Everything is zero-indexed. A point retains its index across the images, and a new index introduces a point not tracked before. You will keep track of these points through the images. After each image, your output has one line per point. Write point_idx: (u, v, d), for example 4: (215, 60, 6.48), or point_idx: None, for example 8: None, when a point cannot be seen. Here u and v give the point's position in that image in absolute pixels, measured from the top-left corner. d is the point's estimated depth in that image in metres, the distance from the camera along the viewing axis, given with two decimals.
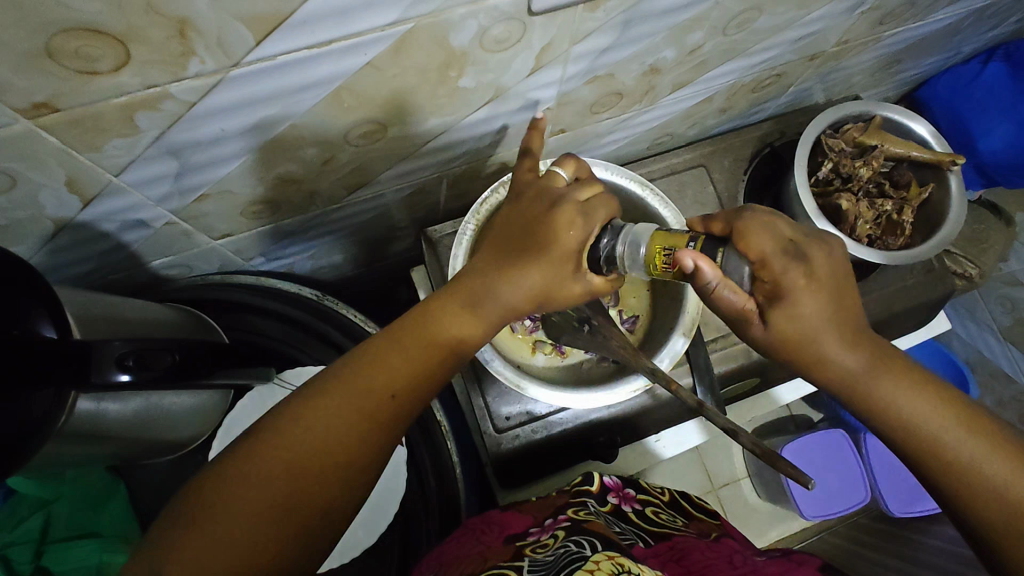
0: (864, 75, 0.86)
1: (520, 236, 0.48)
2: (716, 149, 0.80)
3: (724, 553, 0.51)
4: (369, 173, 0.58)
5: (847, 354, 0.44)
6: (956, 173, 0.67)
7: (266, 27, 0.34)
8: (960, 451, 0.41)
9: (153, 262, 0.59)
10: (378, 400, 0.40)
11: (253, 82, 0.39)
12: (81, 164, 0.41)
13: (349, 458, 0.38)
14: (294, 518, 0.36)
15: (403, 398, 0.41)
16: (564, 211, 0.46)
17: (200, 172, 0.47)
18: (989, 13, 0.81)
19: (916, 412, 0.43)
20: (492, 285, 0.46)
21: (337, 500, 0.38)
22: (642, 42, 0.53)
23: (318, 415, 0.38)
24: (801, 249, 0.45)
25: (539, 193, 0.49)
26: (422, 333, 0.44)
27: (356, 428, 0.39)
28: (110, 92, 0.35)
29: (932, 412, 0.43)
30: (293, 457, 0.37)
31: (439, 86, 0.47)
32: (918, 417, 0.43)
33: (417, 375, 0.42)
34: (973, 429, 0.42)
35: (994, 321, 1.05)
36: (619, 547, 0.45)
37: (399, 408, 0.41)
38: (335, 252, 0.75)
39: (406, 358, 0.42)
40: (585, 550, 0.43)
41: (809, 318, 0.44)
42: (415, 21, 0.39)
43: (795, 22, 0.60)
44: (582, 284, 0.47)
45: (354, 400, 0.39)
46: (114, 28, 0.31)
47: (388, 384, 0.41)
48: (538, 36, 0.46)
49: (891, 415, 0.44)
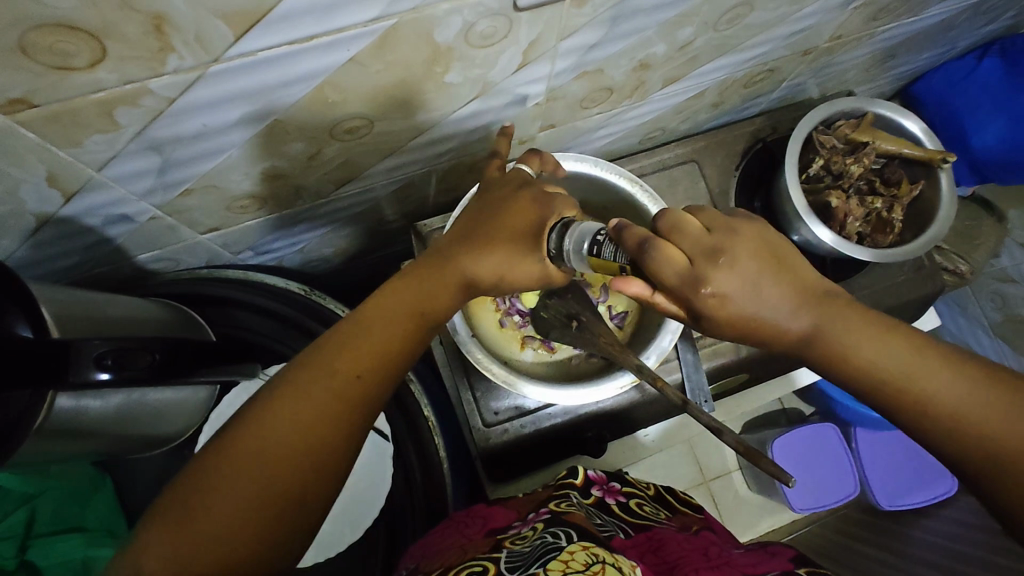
0: (859, 71, 0.85)
1: (485, 223, 0.48)
2: (708, 144, 0.79)
3: (700, 545, 0.52)
4: (357, 168, 0.58)
5: (792, 317, 0.43)
6: (946, 171, 0.66)
7: (244, 24, 0.34)
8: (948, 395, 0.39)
9: (140, 256, 0.58)
10: (342, 382, 0.39)
11: (235, 77, 0.38)
12: (61, 160, 0.41)
13: (314, 446, 0.37)
14: (271, 514, 0.35)
15: (370, 380, 0.40)
16: (521, 198, 0.48)
17: (184, 167, 0.47)
18: (985, 8, 0.80)
19: (877, 359, 0.41)
20: (464, 272, 0.46)
21: (313, 491, 0.37)
22: (631, 38, 0.53)
23: (284, 406, 0.37)
24: (724, 230, 0.44)
25: (507, 182, 0.51)
26: (390, 316, 0.43)
27: (326, 417, 0.38)
28: (88, 87, 0.35)
29: (890, 349, 0.41)
30: (257, 450, 0.36)
31: (426, 81, 0.47)
32: (879, 364, 0.40)
33: (383, 354, 0.41)
34: (933, 358, 0.40)
35: (984, 317, 1.06)
36: (595, 538, 0.45)
37: (367, 393, 0.40)
38: (324, 246, 0.75)
39: (371, 342, 0.41)
40: (561, 541, 0.43)
41: (742, 302, 0.42)
42: (398, 17, 0.38)
43: (788, 17, 0.60)
44: (540, 266, 0.47)
45: (317, 390, 0.38)
46: (88, 24, 0.31)
47: (353, 366, 0.40)
48: (525, 32, 0.45)
49: (854, 372, 0.41)
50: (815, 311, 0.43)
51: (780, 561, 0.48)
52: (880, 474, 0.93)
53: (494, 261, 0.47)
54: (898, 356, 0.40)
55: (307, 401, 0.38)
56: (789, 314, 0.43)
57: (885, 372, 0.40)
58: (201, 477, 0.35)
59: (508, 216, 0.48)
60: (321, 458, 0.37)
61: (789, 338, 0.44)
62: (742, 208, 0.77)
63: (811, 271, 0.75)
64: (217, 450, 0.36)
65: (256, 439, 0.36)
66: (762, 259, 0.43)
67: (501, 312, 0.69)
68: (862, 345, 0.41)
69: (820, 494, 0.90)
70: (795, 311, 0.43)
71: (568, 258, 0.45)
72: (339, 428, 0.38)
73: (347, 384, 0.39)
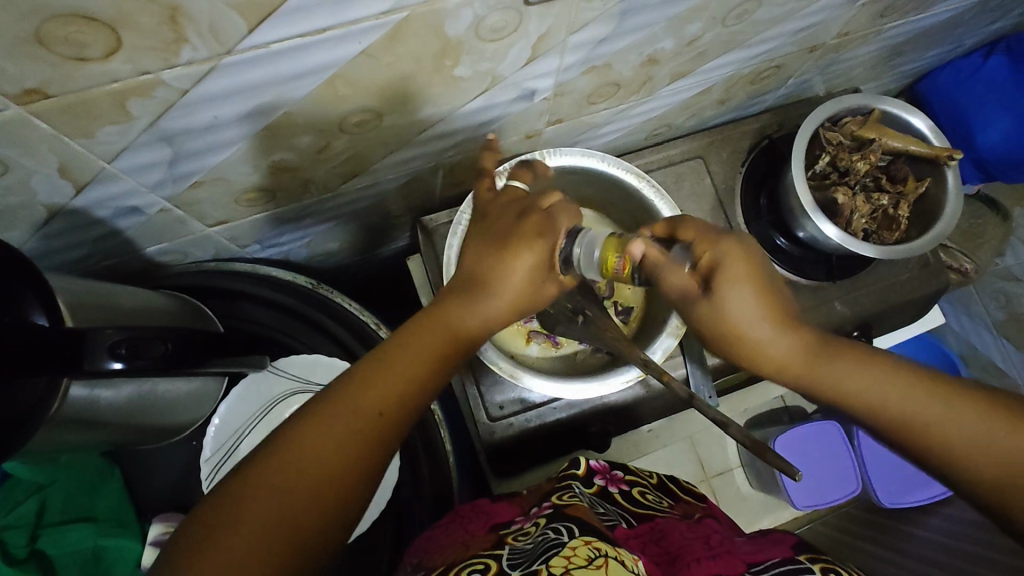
0: (865, 67, 0.85)
1: (507, 232, 0.51)
2: (713, 140, 0.80)
3: (702, 533, 0.52)
4: (365, 162, 0.58)
5: (782, 342, 0.48)
6: (953, 167, 0.66)
7: (259, 16, 0.34)
8: (929, 421, 0.43)
9: (148, 248, 0.59)
10: (368, 415, 0.40)
11: (247, 70, 0.38)
12: (73, 150, 0.41)
13: (342, 471, 0.38)
14: (295, 544, 0.35)
15: (395, 414, 0.41)
16: (532, 218, 0.51)
17: (194, 159, 0.47)
18: (992, 5, 0.80)
19: (861, 387, 0.45)
20: (478, 299, 0.49)
21: (339, 514, 0.37)
22: (640, 33, 0.53)
23: (318, 433, 0.38)
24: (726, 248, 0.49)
25: (510, 202, 0.55)
26: (414, 349, 0.44)
27: (350, 444, 0.38)
28: (102, 78, 0.35)
29: (861, 375, 0.45)
30: (292, 473, 0.36)
31: (435, 75, 0.47)
32: (863, 393, 0.45)
33: (409, 385, 0.43)
34: (917, 391, 0.44)
35: (988, 314, 1.05)
36: (598, 532, 0.45)
37: (391, 424, 0.41)
38: (330, 240, 0.75)
39: (394, 379, 0.42)
40: (562, 536, 0.44)
41: (740, 311, 0.48)
42: (410, 9, 0.38)
43: (796, 13, 0.60)
44: (553, 284, 0.52)
45: (339, 421, 0.39)
46: (104, 14, 0.31)
47: (378, 400, 0.41)
48: (535, 26, 0.45)
49: (844, 398, 0.46)
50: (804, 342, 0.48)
51: (781, 548, 0.48)
52: (886, 468, 0.93)
53: (518, 269, 0.49)
54: (878, 380, 0.45)
55: (331, 430, 0.38)
56: (777, 340, 0.48)
57: (869, 405, 0.45)
58: (234, 501, 0.35)
59: (525, 231, 0.50)
60: (351, 482, 0.38)
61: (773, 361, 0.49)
62: (747, 205, 0.77)
63: (816, 267, 0.75)
64: (244, 476, 0.36)
65: (292, 461, 0.37)
66: (752, 273, 0.48)
67: None
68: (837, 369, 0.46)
69: (822, 491, 0.90)
70: (777, 334, 0.48)
71: (581, 264, 0.51)
72: (365, 457, 0.39)
73: (369, 418, 0.40)
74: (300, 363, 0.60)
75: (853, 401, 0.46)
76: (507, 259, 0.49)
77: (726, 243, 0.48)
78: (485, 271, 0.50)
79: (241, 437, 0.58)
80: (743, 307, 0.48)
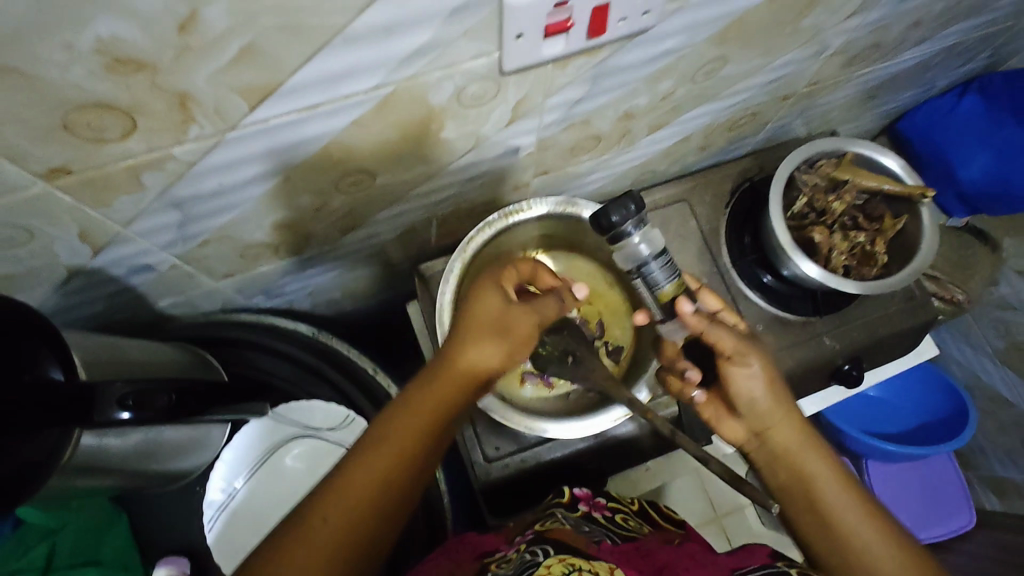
0: (841, 110, 0.89)
1: (492, 283, 0.54)
2: (697, 184, 0.83)
3: (686, 551, 0.53)
4: (361, 216, 0.62)
5: (785, 424, 0.53)
6: (927, 205, 0.69)
7: (258, 96, 0.38)
8: (859, 532, 0.48)
9: (160, 302, 0.62)
10: (368, 491, 0.42)
11: (249, 142, 0.42)
12: (91, 217, 0.45)
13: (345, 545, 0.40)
14: None
15: (394, 488, 0.43)
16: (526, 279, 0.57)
17: (202, 221, 0.51)
18: (958, 51, 0.84)
19: (830, 490, 0.50)
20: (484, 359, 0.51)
21: None
22: (614, 92, 0.57)
23: (329, 508, 0.40)
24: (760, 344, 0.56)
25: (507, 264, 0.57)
26: (415, 420, 0.46)
27: (351, 520, 0.40)
28: (119, 156, 0.39)
29: (837, 483, 0.50)
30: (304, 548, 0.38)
31: (422, 138, 0.51)
32: (827, 493, 0.50)
33: (406, 458, 0.44)
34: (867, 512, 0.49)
35: (988, 343, 1.15)
36: (577, 551, 0.48)
37: (391, 498, 0.43)
38: (333, 288, 0.79)
39: (392, 453, 0.44)
40: (538, 558, 0.46)
41: (753, 391, 0.54)
42: (396, 84, 0.43)
43: (762, 68, 0.64)
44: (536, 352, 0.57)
45: (351, 495, 0.41)
46: (121, 103, 0.35)
47: (376, 476, 0.42)
48: (513, 93, 0.50)
49: (808, 488, 0.51)
50: (801, 435, 0.53)
51: (757, 555, 0.52)
52: None
53: (525, 327, 0.53)
54: (843, 488, 0.50)
55: (343, 502, 0.41)
56: (780, 421, 0.53)
57: (826, 501, 0.50)
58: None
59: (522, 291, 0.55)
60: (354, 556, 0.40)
61: (768, 435, 0.54)
62: (732, 245, 0.80)
63: (802, 304, 0.77)
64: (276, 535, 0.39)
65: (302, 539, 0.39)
66: (778, 377, 0.55)
67: None
68: (809, 469, 0.52)
69: None
70: (782, 418, 0.53)
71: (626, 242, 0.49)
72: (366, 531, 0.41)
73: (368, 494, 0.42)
74: (301, 409, 0.62)
75: (805, 498, 0.52)
76: (517, 313, 0.53)
77: (760, 343, 0.56)
78: (491, 324, 0.52)
79: (240, 483, 0.60)
80: (760, 389, 0.54)
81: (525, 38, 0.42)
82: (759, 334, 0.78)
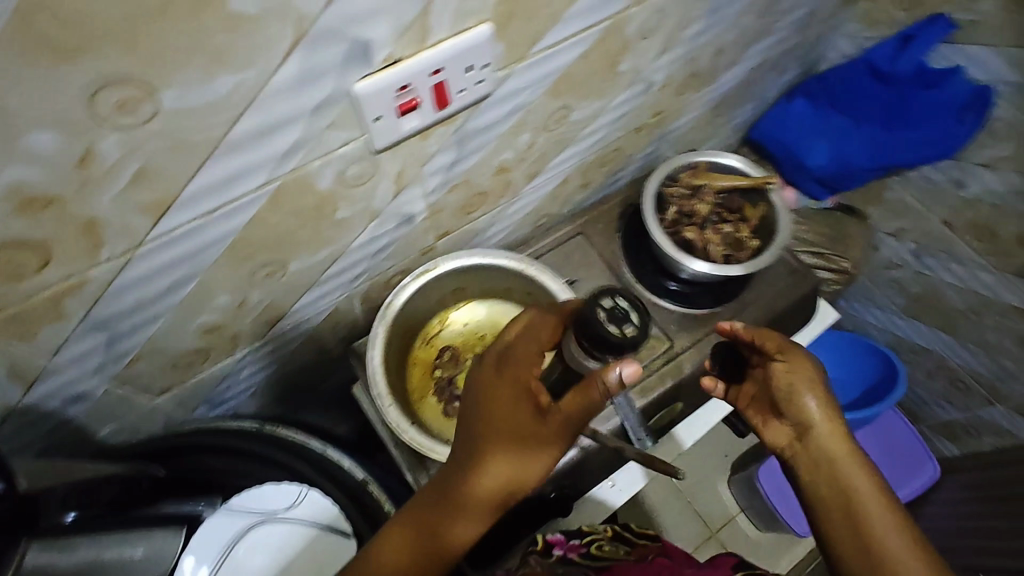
0: (694, 131, 1.03)
1: (506, 378, 0.55)
2: (589, 217, 0.93)
3: None
4: (283, 306, 0.67)
5: (838, 453, 0.52)
6: (775, 190, 0.81)
7: (159, 210, 0.44)
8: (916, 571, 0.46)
9: (100, 431, 0.64)
10: None
11: (160, 253, 0.48)
12: (18, 354, 0.48)
13: None
14: None
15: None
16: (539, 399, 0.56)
17: (128, 338, 0.55)
18: (770, 65, 1.00)
19: (880, 527, 0.48)
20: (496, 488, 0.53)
21: None
22: (481, 151, 0.66)
23: None
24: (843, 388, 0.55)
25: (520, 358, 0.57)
26: (423, 537, 0.53)
27: None
28: (38, 288, 0.44)
29: (891, 527, 0.48)
30: None
31: (319, 222, 0.58)
32: (879, 532, 0.48)
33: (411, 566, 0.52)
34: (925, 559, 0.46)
35: (892, 302, 1.32)
36: None
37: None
38: (275, 385, 0.82)
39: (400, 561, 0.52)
40: None
41: (811, 419, 0.53)
42: (281, 178, 0.50)
43: (604, 109, 0.75)
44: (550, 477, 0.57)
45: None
46: (34, 239, 0.41)
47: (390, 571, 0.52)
48: (389, 167, 0.58)
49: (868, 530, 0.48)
50: (853, 475, 0.50)
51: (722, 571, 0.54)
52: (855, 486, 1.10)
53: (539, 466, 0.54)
54: (897, 532, 0.48)
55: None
56: (832, 457, 0.52)
57: (876, 541, 0.48)
58: None
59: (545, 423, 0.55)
60: None
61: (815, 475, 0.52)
62: (631, 261, 0.89)
63: (703, 298, 0.87)
64: None
65: None
66: (830, 414, 0.53)
67: (443, 401, 0.77)
68: (871, 503, 0.49)
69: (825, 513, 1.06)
70: (830, 454, 0.52)
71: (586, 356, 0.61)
72: None
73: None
74: (254, 497, 0.62)
75: (871, 544, 0.48)
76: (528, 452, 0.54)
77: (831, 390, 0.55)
78: (497, 454, 0.53)
79: None
80: (817, 417, 0.53)
81: (383, 119, 0.51)
82: (675, 333, 0.85)
